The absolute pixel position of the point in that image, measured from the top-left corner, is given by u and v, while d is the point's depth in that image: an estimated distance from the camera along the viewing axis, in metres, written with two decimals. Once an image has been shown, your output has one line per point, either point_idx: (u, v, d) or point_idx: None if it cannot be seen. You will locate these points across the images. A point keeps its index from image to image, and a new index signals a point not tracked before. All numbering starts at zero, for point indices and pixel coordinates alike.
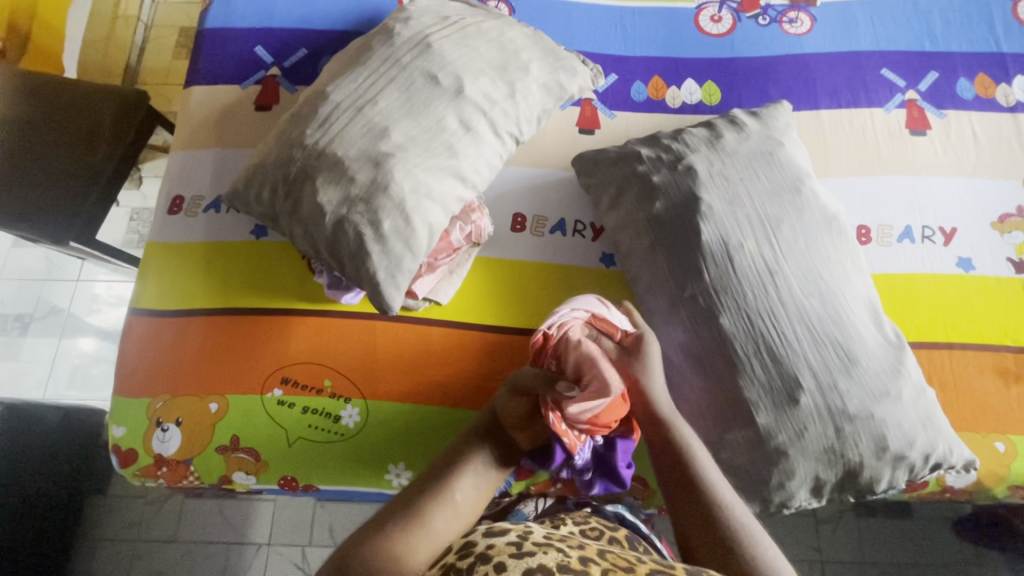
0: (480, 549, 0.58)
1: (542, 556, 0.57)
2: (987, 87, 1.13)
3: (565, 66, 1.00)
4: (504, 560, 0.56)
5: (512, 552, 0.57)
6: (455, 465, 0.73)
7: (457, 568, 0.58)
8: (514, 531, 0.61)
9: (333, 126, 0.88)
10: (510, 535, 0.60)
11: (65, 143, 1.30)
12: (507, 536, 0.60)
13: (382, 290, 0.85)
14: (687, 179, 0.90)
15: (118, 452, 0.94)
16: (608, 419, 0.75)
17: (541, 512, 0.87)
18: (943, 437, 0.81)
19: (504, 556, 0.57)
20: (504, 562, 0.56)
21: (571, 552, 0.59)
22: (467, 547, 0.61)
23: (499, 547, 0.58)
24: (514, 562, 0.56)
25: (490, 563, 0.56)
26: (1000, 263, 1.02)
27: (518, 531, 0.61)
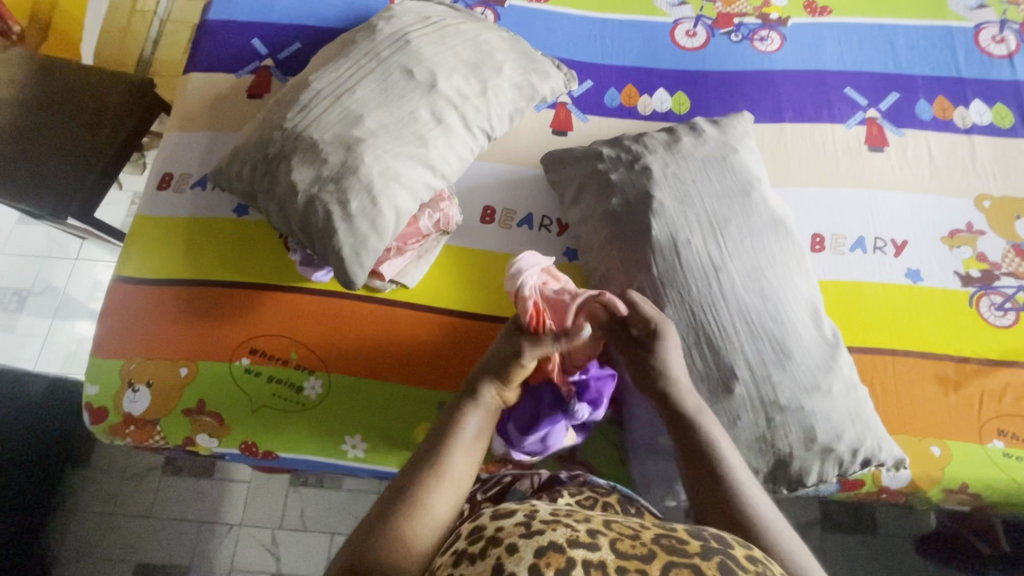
0: (490, 532, 0.53)
1: (552, 532, 0.51)
2: (945, 108, 1.18)
3: (538, 68, 1.06)
4: (515, 542, 0.51)
5: (522, 533, 0.51)
6: (439, 443, 0.70)
7: (469, 556, 0.52)
8: (521, 510, 0.55)
9: (312, 111, 0.94)
10: (518, 515, 0.54)
11: (71, 123, 1.37)
12: (515, 517, 0.54)
13: (347, 267, 0.90)
14: (642, 178, 0.95)
15: (89, 409, 0.99)
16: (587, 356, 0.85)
17: (538, 487, 0.80)
18: (872, 432, 0.86)
19: (515, 537, 0.51)
20: (515, 543, 0.50)
21: (580, 523, 0.53)
22: (477, 531, 0.54)
23: (509, 529, 0.52)
24: (525, 542, 0.50)
25: (502, 547, 0.51)
26: (948, 275, 1.06)
27: (525, 511, 0.55)
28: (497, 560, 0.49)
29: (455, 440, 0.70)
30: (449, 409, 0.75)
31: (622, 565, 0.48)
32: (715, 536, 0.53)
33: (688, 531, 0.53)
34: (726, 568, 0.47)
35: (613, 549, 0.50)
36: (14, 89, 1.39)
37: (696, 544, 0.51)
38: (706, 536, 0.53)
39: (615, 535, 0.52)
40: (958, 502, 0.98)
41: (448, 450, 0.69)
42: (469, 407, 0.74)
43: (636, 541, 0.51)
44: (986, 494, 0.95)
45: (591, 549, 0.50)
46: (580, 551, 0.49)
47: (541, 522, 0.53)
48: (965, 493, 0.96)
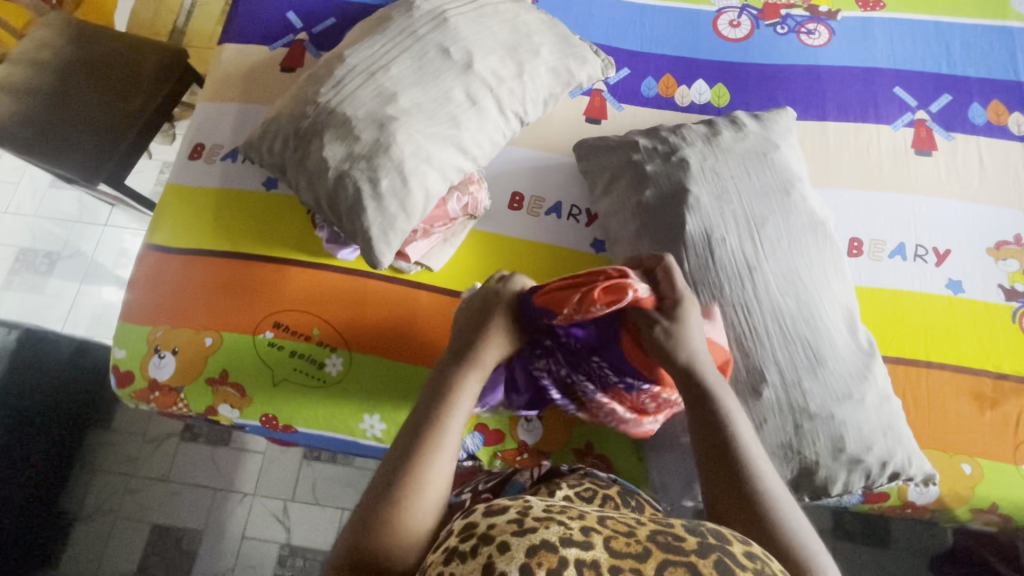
0: (481, 530, 0.47)
1: (544, 530, 0.45)
2: (1000, 114, 1.13)
3: (576, 53, 1.03)
4: (507, 540, 0.45)
5: (514, 529, 0.46)
6: (432, 412, 0.68)
7: (460, 555, 0.46)
8: (513, 505, 0.49)
9: (346, 87, 0.93)
10: (509, 510, 0.48)
11: (107, 89, 1.37)
12: (507, 512, 0.49)
13: (373, 245, 0.89)
14: (678, 171, 0.92)
15: (117, 372, 1.00)
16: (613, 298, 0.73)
17: (538, 478, 0.76)
18: (903, 446, 0.83)
19: (506, 535, 0.45)
20: (507, 541, 0.45)
21: (574, 518, 0.47)
22: (468, 527, 0.49)
23: (501, 526, 0.47)
24: (517, 540, 0.45)
25: (493, 544, 0.45)
26: (991, 288, 1.02)
27: (517, 505, 0.49)
28: (487, 560, 0.44)
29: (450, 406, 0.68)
30: (438, 370, 0.73)
31: (615, 566, 0.43)
32: (713, 531, 0.47)
33: (685, 526, 0.48)
34: (726, 569, 0.42)
35: (607, 547, 0.45)
36: (53, 53, 1.40)
37: (695, 541, 0.45)
38: (704, 529, 0.47)
39: (610, 531, 0.46)
40: (985, 523, 0.96)
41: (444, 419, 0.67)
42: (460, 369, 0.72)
43: (632, 539, 0.45)
44: (1015, 516, 0.92)
45: (584, 547, 0.44)
46: (573, 551, 0.44)
47: (534, 517, 0.47)
48: (993, 514, 0.93)
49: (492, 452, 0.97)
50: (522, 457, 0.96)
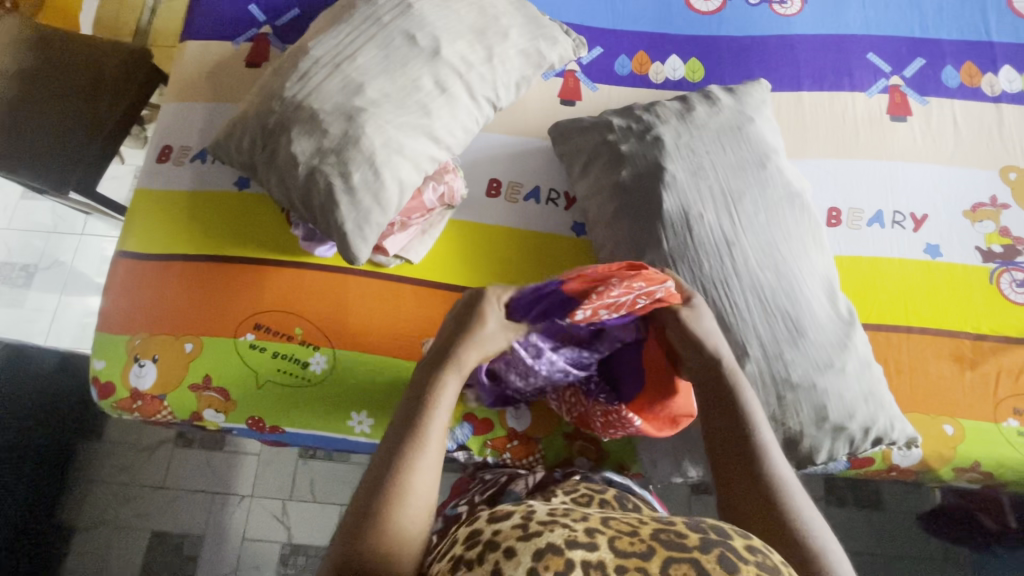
0: (487, 536, 0.47)
1: (550, 533, 0.45)
2: (973, 75, 1.13)
3: (546, 34, 1.01)
4: (513, 546, 0.45)
5: (520, 535, 0.46)
6: (414, 420, 0.66)
7: (467, 563, 0.46)
8: (517, 510, 0.49)
9: (311, 80, 0.90)
10: (513, 517, 0.48)
11: (70, 95, 1.33)
12: (512, 518, 0.49)
13: (350, 242, 0.88)
14: (654, 149, 0.92)
15: (97, 384, 0.99)
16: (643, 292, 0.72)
17: (533, 488, 0.81)
18: (886, 411, 0.84)
19: (512, 541, 0.45)
20: (512, 547, 0.45)
21: (578, 520, 0.47)
22: (474, 535, 0.48)
23: (506, 532, 0.47)
24: (522, 545, 0.45)
25: (499, 550, 0.45)
26: (968, 251, 1.03)
27: (520, 510, 0.49)
28: (495, 566, 0.44)
29: (432, 411, 0.67)
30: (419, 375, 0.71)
31: (621, 566, 0.43)
32: (714, 527, 0.47)
33: (686, 522, 0.47)
34: (729, 564, 0.42)
35: (612, 547, 0.45)
36: (11, 60, 1.35)
37: (696, 537, 0.45)
38: (705, 525, 0.47)
39: (614, 531, 0.46)
40: (968, 481, 0.97)
41: (427, 424, 0.66)
42: (442, 370, 0.70)
43: (635, 538, 0.45)
44: (997, 473, 0.94)
45: (590, 548, 0.44)
46: (579, 552, 0.44)
47: (539, 521, 0.47)
48: (976, 472, 0.95)
49: (481, 441, 0.96)
50: (512, 445, 0.96)
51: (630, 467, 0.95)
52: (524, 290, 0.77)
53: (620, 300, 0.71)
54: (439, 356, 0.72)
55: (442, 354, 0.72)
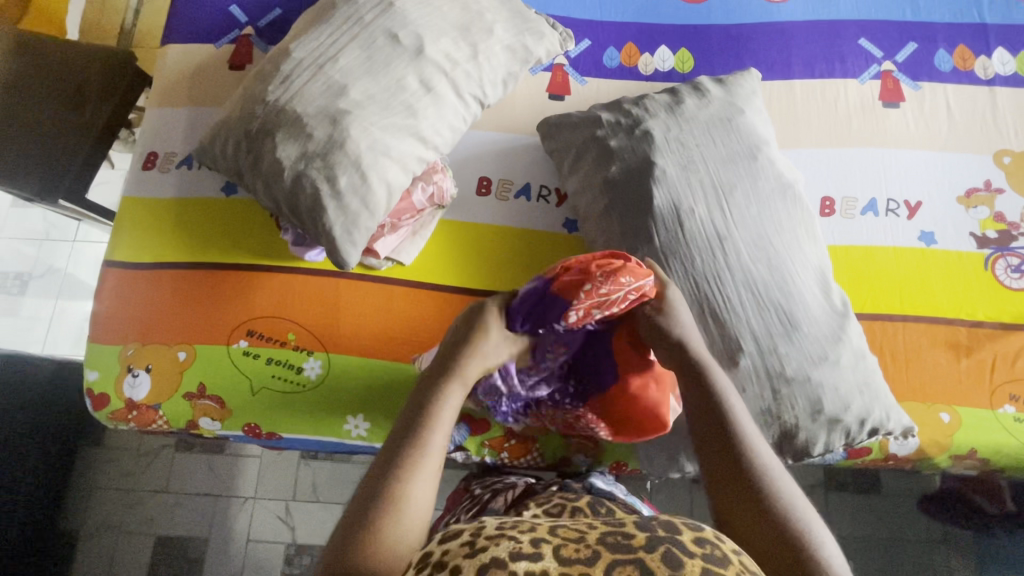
0: (435, 558, 0.46)
1: (495, 547, 0.45)
2: (966, 58, 1.12)
3: (532, 28, 1.00)
4: (459, 564, 0.45)
5: (467, 551, 0.46)
6: (418, 424, 0.65)
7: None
8: (466, 527, 0.49)
9: (294, 83, 0.89)
10: (462, 534, 0.48)
11: (53, 101, 1.31)
12: (461, 535, 0.48)
13: (339, 246, 0.87)
14: (643, 144, 0.91)
15: (91, 396, 0.98)
16: (629, 289, 0.73)
17: (513, 502, 0.80)
18: (881, 402, 0.84)
19: (458, 559, 0.45)
20: (458, 565, 0.44)
21: (525, 531, 0.48)
22: (424, 558, 0.48)
23: (455, 551, 0.46)
24: (469, 562, 0.45)
25: (445, 570, 0.45)
26: (963, 237, 1.02)
27: (469, 527, 0.49)
28: None
29: (433, 422, 0.65)
30: (425, 378, 0.70)
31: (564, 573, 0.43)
32: (663, 524, 0.48)
33: (636, 522, 0.48)
34: (674, 561, 0.43)
35: (557, 556, 0.45)
36: None
37: (643, 536, 0.46)
38: (655, 524, 0.48)
39: (560, 540, 0.47)
40: (965, 468, 0.97)
41: (427, 432, 0.64)
42: (445, 380, 0.68)
43: (581, 544, 0.46)
44: (993, 459, 0.94)
45: (534, 558, 0.45)
46: (524, 564, 0.44)
47: (486, 536, 0.47)
48: (973, 458, 0.95)
49: (479, 441, 0.96)
50: (509, 443, 0.96)
51: (626, 463, 0.95)
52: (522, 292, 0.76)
53: (611, 296, 0.73)
54: (444, 362, 0.70)
55: (451, 357, 0.70)
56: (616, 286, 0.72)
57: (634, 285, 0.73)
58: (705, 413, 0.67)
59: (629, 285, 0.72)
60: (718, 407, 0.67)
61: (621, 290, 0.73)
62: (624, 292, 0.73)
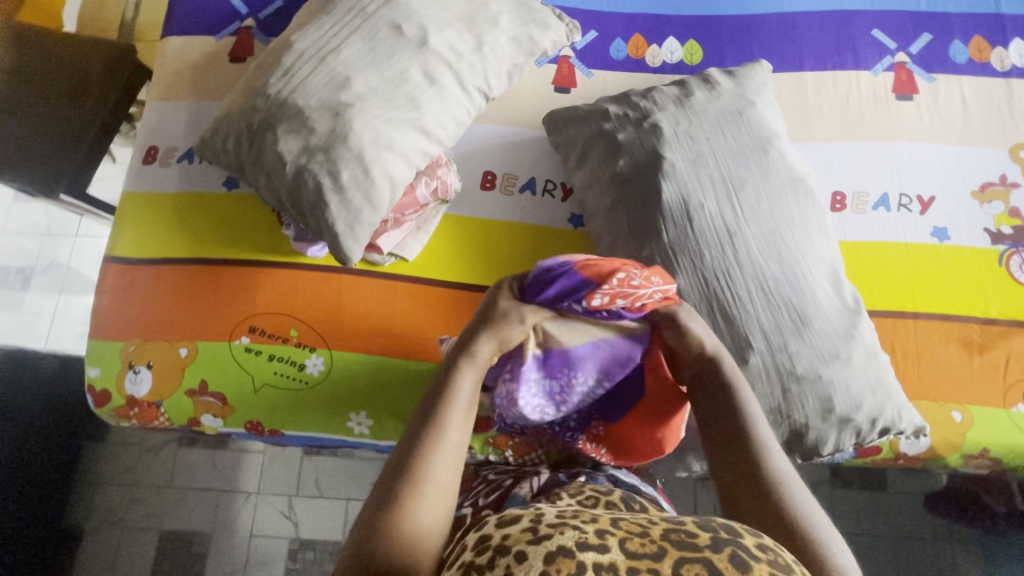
0: (496, 541, 0.44)
1: (559, 535, 0.43)
2: (982, 50, 1.09)
3: (538, 19, 0.98)
4: (524, 549, 0.43)
5: (530, 537, 0.43)
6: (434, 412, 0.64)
7: (476, 570, 0.43)
8: (525, 513, 0.47)
9: (296, 75, 0.87)
10: (522, 519, 0.46)
11: (51, 93, 1.29)
12: (522, 521, 0.46)
13: (341, 242, 0.86)
14: (652, 137, 0.89)
15: (93, 392, 0.98)
16: (655, 286, 0.72)
17: (538, 490, 0.74)
18: (892, 401, 0.82)
19: (523, 544, 0.43)
20: (524, 550, 0.42)
21: (588, 521, 0.45)
22: (482, 540, 0.46)
23: (516, 535, 0.44)
24: (533, 548, 0.42)
25: (510, 554, 0.43)
26: (977, 233, 1.00)
27: (529, 514, 0.47)
28: (505, 571, 0.42)
29: (448, 410, 0.64)
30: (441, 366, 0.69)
31: (634, 567, 0.41)
32: (724, 525, 0.45)
33: (696, 520, 0.45)
34: (742, 564, 0.41)
35: (623, 549, 0.42)
36: None
37: (707, 536, 0.43)
38: (715, 524, 0.45)
39: (625, 533, 0.44)
40: (977, 467, 0.96)
41: (445, 418, 0.63)
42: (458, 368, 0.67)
43: (646, 539, 0.43)
44: (1006, 459, 0.93)
45: (601, 550, 0.42)
46: (591, 554, 0.41)
47: (548, 524, 0.44)
48: (985, 458, 0.93)
49: (484, 439, 0.95)
50: (513, 441, 0.95)
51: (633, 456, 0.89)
52: (548, 262, 0.74)
53: (639, 290, 0.71)
54: (458, 351, 0.69)
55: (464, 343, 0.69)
56: (643, 282, 0.71)
57: (659, 285, 0.73)
58: (719, 416, 0.67)
59: (655, 283, 0.72)
60: (735, 412, 0.67)
61: (646, 287, 0.72)
62: (650, 289, 0.72)
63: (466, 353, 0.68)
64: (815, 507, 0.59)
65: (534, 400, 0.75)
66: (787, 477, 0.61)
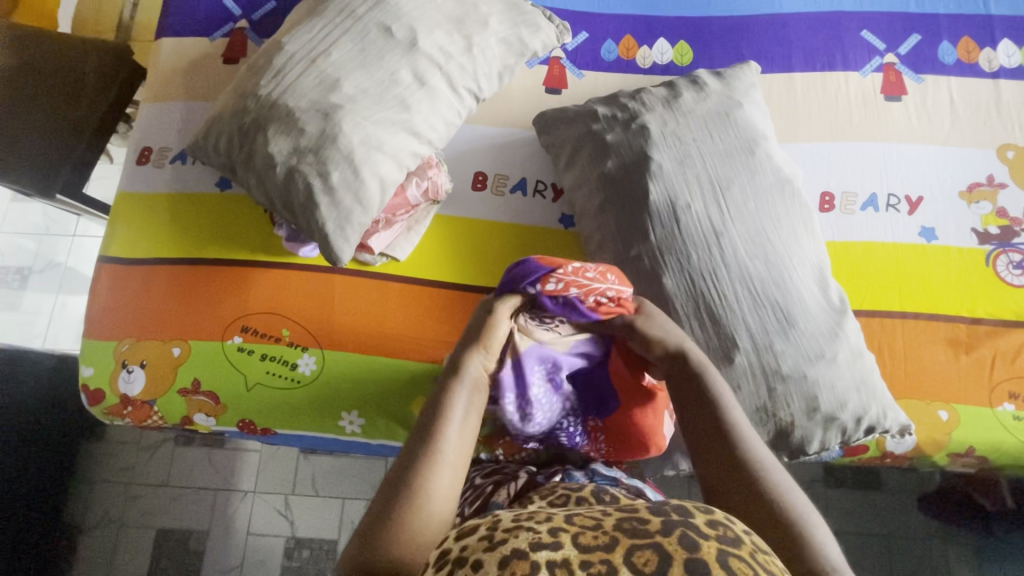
0: (454, 553, 0.45)
1: (513, 539, 0.43)
2: (971, 51, 1.10)
3: (527, 21, 0.98)
4: (479, 557, 0.43)
5: (486, 545, 0.44)
6: (429, 421, 0.63)
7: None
8: (482, 522, 0.47)
9: (286, 77, 0.88)
10: (479, 529, 0.46)
11: (47, 94, 1.30)
12: (479, 530, 0.46)
13: (331, 242, 0.87)
14: (639, 138, 0.89)
15: (87, 391, 0.99)
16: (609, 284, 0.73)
17: (516, 494, 0.74)
18: (877, 400, 0.83)
19: (478, 553, 0.43)
20: (479, 560, 0.43)
21: (542, 521, 0.45)
22: (442, 555, 0.46)
23: (473, 545, 0.45)
24: (488, 556, 0.43)
25: (466, 566, 0.43)
26: (964, 233, 1.01)
27: (486, 521, 0.47)
28: None
29: (445, 417, 0.63)
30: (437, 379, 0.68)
31: (586, 560, 0.41)
32: (677, 507, 0.46)
33: (650, 507, 0.46)
34: (690, 543, 0.41)
35: (576, 544, 0.42)
36: None
37: (659, 521, 0.44)
38: (667, 508, 0.46)
39: (578, 528, 0.44)
40: (964, 466, 0.97)
41: (441, 425, 0.62)
42: (454, 379, 0.67)
43: (598, 531, 0.43)
44: (992, 457, 0.94)
45: (554, 547, 0.42)
46: (544, 554, 0.41)
47: (504, 529, 0.45)
48: (971, 456, 0.94)
49: None
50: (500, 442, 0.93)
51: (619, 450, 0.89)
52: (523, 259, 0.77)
53: (594, 284, 0.72)
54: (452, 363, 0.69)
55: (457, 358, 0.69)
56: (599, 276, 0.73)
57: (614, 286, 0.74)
58: (698, 408, 0.67)
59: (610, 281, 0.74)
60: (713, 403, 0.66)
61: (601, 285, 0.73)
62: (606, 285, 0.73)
63: (459, 371, 0.68)
64: (794, 488, 0.59)
65: (542, 397, 0.79)
66: (765, 461, 0.62)
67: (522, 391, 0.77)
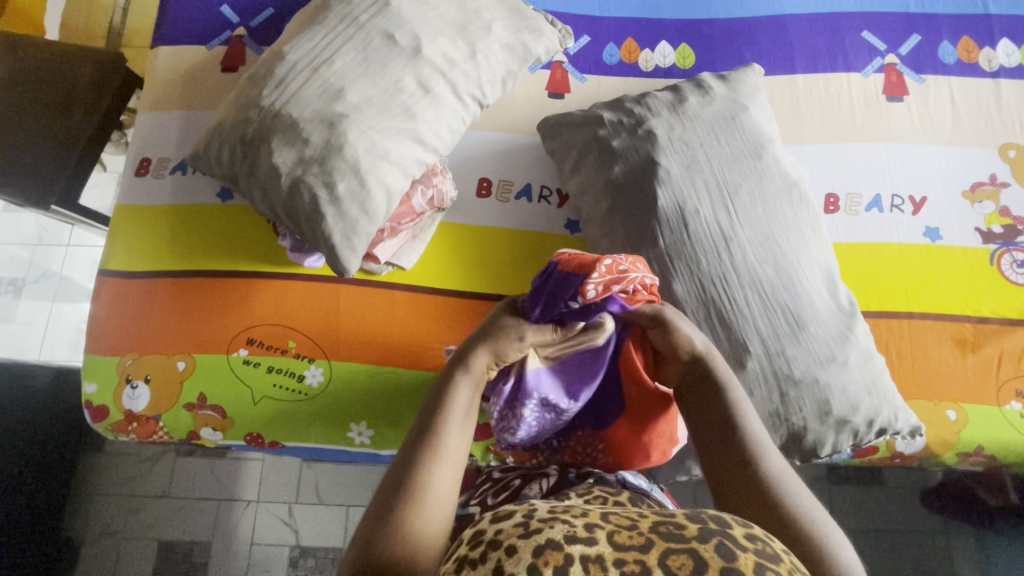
0: (489, 535, 0.45)
1: (548, 530, 0.43)
2: (970, 51, 1.10)
3: (530, 26, 0.98)
4: (514, 543, 0.43)
5: (521, 531, 0.44)
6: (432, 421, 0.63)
7: (470, 563, 0.44)
8: (518, 508, 0.47)
9: (289, 86, 0.87)
10: (514, 515, 0.46)
11: (39, 104, 1.27)
12: (513, 516, 0.46)
13: (338, 253, 0.86)
14: (646, 143, 0.89)
15: (90, 407, 0.97)
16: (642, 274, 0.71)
17: (549, 491, 0.71)
18: (888, 402, 0.83)
19: (512, 538, 0.43)
20: (513, 544, 0.43)
21: (578, 516, 0.45)
22: (476, 535, 0.47)
23: (507, 530, 0.45)
24: (523, 542, 0.43)
25: (500, 550, 0.43)
26: (968, 233, 1.01)
27: (522, 508, 0.47)
28: (496, 564, 0.42)
29: (448, 417, 0.63)
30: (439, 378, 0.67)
31: (620, 559, 0.41)
32: (714, 517, 0.45)
33: (686, 513, 0.46)
34: (726, 553, 0.41)
35: (611, 542, 0.42)
36: None
37: (695, 527, 0.44)
38: (704, 516, 0.45)
39: (613, 526, 0.44)
40: (972, 464, 0.97)
41: (443, 426, 0.62)
42: (457, 378, 0.66)
43: (635, 531, 0.43)
44: (1000, 456, 0.94)
45: (589, 543, 0.42)
46: (579, 548, 0.42)
47: (539, 518, 0.45)
48: (979, 455, 0.94)
49: (483, 445, 0.96)
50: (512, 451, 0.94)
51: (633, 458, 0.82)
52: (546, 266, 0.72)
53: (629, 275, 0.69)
54: (455, 361, 0.68)
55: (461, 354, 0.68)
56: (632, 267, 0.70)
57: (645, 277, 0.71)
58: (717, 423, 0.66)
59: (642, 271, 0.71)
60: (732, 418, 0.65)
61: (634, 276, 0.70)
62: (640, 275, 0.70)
63: (462, 368, 0.67)
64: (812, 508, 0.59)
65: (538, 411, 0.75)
66: (780, 473, 0.61)
67: (513, 402, 0.74)
